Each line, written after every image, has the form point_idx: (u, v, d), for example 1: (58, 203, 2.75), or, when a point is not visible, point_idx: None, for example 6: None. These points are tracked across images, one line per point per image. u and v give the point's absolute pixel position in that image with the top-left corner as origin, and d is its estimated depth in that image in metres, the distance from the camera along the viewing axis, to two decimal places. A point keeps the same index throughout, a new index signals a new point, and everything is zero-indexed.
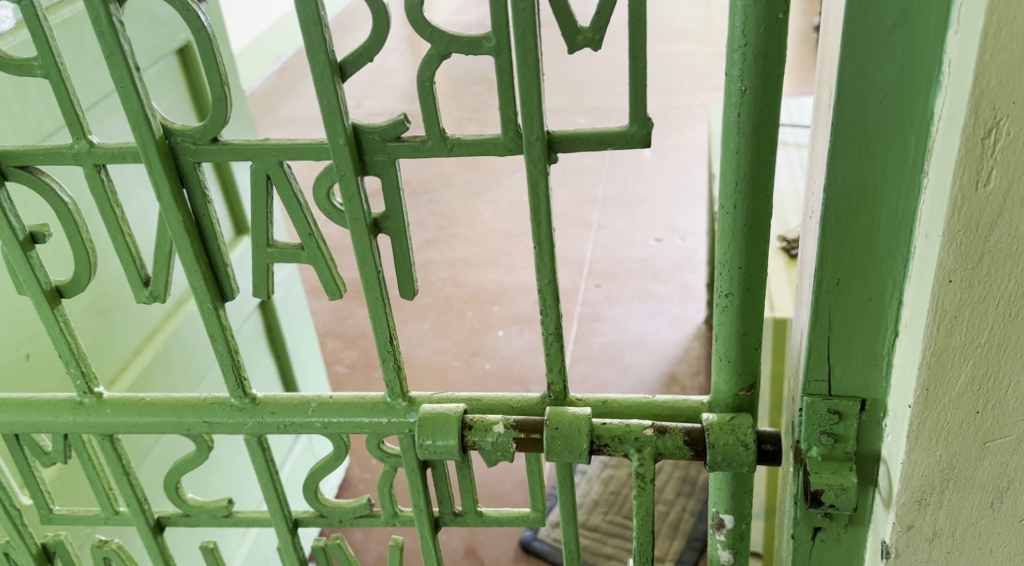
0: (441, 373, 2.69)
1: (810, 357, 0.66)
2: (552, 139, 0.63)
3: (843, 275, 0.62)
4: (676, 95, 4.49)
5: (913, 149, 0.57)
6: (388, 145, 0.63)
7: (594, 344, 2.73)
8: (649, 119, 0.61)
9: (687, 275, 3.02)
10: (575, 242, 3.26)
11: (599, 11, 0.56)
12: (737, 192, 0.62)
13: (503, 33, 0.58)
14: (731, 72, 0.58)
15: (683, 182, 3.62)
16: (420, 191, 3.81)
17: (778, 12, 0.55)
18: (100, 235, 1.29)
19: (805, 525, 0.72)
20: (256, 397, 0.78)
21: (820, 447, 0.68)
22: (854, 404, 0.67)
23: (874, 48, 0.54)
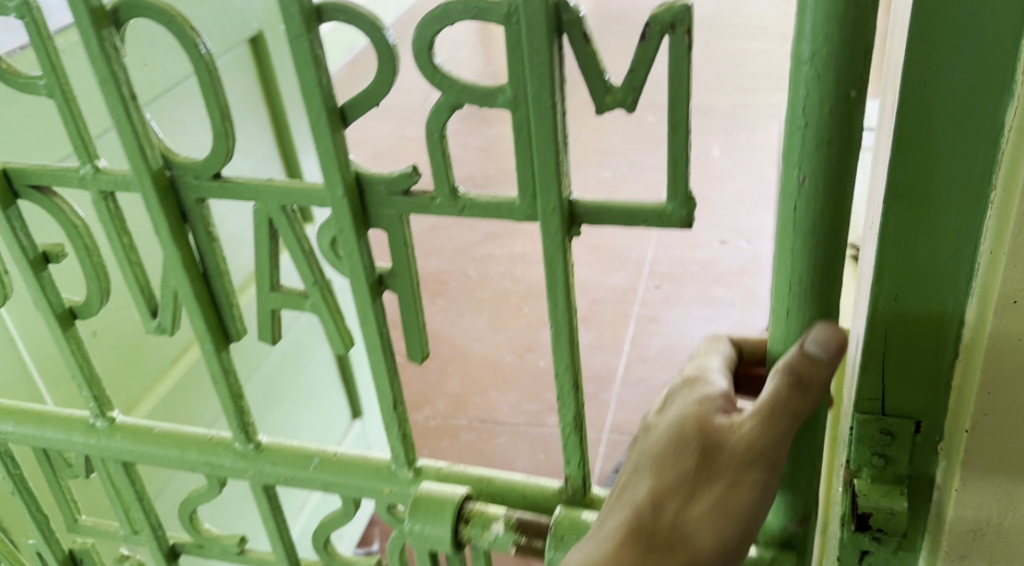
0: (495, 368, 2.71)
1: (863, 376, 0.64)
2: (573, 209, 0.62)
3: (902, 290, 0.59)
4: (749, 94, 4.40)
5: (980, 164, 0.54)
6: (395, 198, 0.65)
7: (651, 346, 2.70)
8: (690, 196, 0.59)
9: (751, 279, 2.96)
10: (637, 242, 3.24)
11: (631, 70, 0.55)
12: (793, 290, 0.60)
13: (518, 86, 0.58)
14: (792, 141, 0.55)
15: (753, 183, 3.55)
16: (483, 184, 3.84)
17: (851, 89, 0.52)
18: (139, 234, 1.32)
19: (852, 548, 0.69)
20: (260, 443, 0.82)
21: (871, 467, 0.66)
22: (907, 426, 0.64)
23: (936, 76, 0.52)
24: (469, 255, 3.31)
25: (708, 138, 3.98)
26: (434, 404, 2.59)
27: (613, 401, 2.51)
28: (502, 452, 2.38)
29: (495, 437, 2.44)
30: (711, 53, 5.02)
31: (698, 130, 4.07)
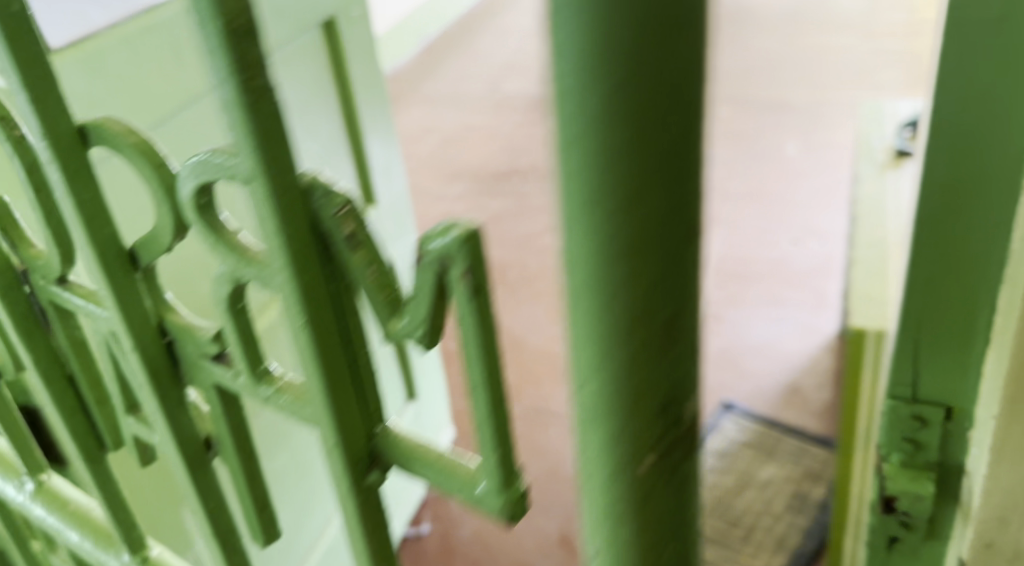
0: (551, 360, 2.68)
1: (896, 363, 0.81)
2: (377, 456, 0.55)
3: (933, 277, 0.75)
4: (828, 92, 4.27)
5: (1006, 161, 0.68)
6: (205, 365, 0.61)
7: (712, 346, 2.63)
8: (514, 479, 0.49)
9: (821, 282, 2.86)
10: (703, 239, 3.17)
11: (415, 300, 0.44)
12: (607, 533, 0.45)
13: (295, 284, 0.47)
14: (578, 313, 0.39)
15: (827, 184, 3.45)
16: (547, 175, 3.81)
17: (626, 265, 0.36)
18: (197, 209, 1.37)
19: (884, 533, 0.89)
20: (149, 555, 0.81)
21: (901, 453, 0.83)
22: (937, 413, 0.80)
23: (967, 128, 0.68)
24: (530, 247, 3.29)
25: (782, 136, 3.88)
26: None
27: None
28: (553, 444, 2.36)
29: (546, 429, 2.41)
30: (791, 49, 4.89)
31: (773, 127, 3.97)
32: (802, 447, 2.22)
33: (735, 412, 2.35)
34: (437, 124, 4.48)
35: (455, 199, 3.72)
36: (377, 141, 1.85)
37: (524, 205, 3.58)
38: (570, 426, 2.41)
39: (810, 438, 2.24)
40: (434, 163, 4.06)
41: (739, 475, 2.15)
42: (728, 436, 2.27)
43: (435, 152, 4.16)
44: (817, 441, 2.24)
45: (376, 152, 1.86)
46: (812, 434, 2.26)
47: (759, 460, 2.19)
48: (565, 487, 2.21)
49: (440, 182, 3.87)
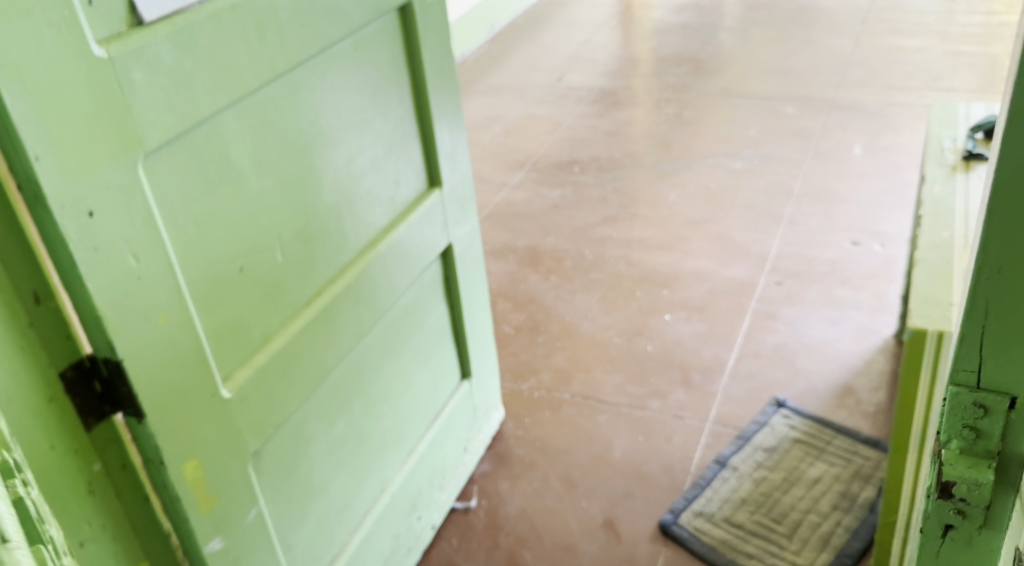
0: (602, 348, 2.71)
1: (961, 356, 0.80)
2: None
3: (1002, 272, 0.74)
4: (899, 93, 4.20)
5: None
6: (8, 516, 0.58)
7: (766, 343, 2.63)
8: None
9: (881, 283, 2.83)
10: (761, 237, 3.16)
11: None
12: None
13: None
14: None
15: (893, 185, 3.40)
16: (607, 167, 3.84)
17: None
18: (286, 182, 1.46)
19: (939, 521, 0.89)
20: None
21: (960, 441, 0.84)
22: (1001, 401, 0.80)
23: None
24: (586, 236, 3.32)
25: (849, 136, 3.83)
26: (539, 376, 2.63)
27: (720, 393, 2.46)
28: (601, 430, 2.39)
29: (595, 415, 2.45)
30: (863, 48, 4.82)
31: (839, 127, 3.93)
32: (853, 447, 2.19)
33: (785, 410, 2.35)
34: (501, 114, 4.54)
35: (514, 186, 3.77)
36: (447, 127, 1.89)
37: (583, 195, 3.62)
38: (619, 413, 2.44)
39: (861, 440, 2.21)
40: (496, 152, 4.13)
41: (786, 472, 2.15)
42: (778, 435, 2.27)
43: (498, 142, 4.22)
44: (868, 442, 2.20)
45: (445, 138, 1.90)
46: (862, 435, 2.23)
47: (807, 458, 2.19)
48: (612, 472, 2.24)
49: (501, 171, 3.93)
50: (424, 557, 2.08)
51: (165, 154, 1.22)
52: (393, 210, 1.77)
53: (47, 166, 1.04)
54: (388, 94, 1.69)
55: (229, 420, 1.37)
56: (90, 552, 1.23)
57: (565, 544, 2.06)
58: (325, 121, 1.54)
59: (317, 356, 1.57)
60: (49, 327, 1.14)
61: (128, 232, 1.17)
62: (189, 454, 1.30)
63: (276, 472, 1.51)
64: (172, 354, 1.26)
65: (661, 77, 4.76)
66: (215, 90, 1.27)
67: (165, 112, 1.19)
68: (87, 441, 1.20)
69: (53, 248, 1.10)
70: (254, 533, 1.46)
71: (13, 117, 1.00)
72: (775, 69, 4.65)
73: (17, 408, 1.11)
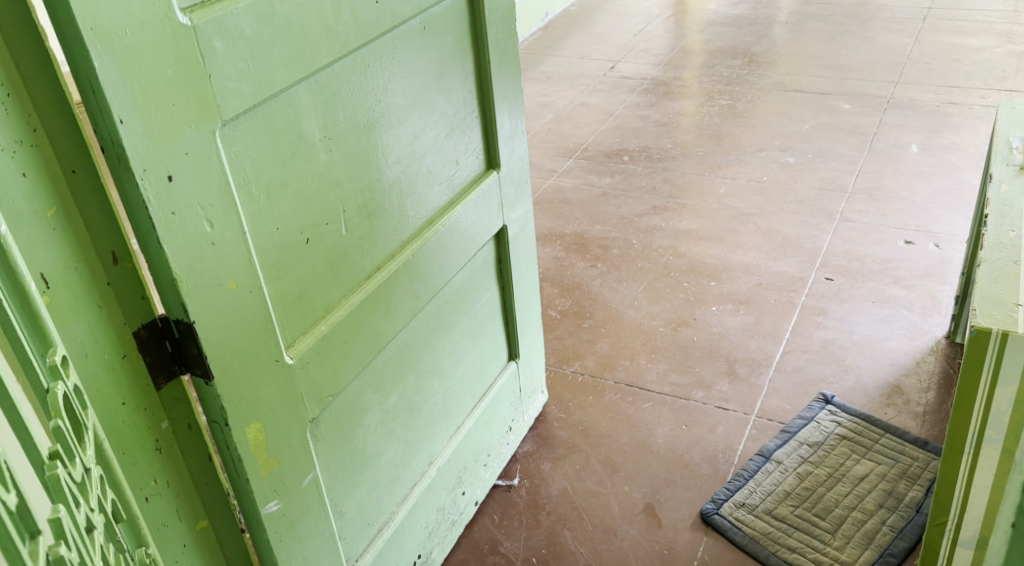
0: (647, 336, 2.71)
1: None
2: None
3: None
4: (959, 92, 4.12)
5: None
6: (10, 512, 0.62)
7: (814, 338, 2.61)
8: None
9: (935, 284, 2.79)
10: (813, 233, 3.13)
11: None
12: None
13: None
14: None
15: (950, 186, 3.34)
16: (657, 157, 3.82)
17: None
18: (354, 156, 1.45)
19: None
20: None
21: None
22: None
23: None
24: (634, 225, 3.32)
25: (906, 134, 3.77)
26: (583, 361, 2.64)
27: (765, 386, 2.46)
28: (644, 417, 2.40)
29: (638, 402, 2.45)
30: (923, 46, 4.73)
31: (896, 124, 3.87)
32: (900, 447, 2.17)
33: (832, 406, 2.33)
34: (552, 101, 4.54)
35: (563, 173, 3.77)
36: (507, 110, 1.88)
37: (632, 184, 3.61)
38: (663, 401, 2.45)
39: (909, 440, 2.19)
40: (546, 139, 4.13)
41: (831, 468, 2.14)
42: (824, 431, 2.25)
43: (548, 129, 4.23)
44: (916, 442, 2.18)
45: (505, 121, 1.89)
46: (910, 435, 2.21)
47: (853, 456, 2.17)
48: (654, 459, 2.25)
49: (550, 158, 3.94)
50: (465, 531, 2.11)
51: (243, 122, 1.20)
52: (450, 190, 1.77)
53: (132, 129, 1.02)
54: (452, 74, 1.68)
55: (292, 386, 1.39)
56: (155, 508, 1.25)
57: (606, 526, 2.07)
58: (392, 98, 1.52)
59: (374, 329, 1.58)
60: (124, 288, 1.13)
61: (204, 197, 1.15)
62: (253, 418, 1.32)
63: (331, 439, 1.54)
64: (241, 320, 1.26)
65: (714, 68, 4.71)
66: (292, 62, 1.25)
67: (246, 82, 1.17)
68: (156, 400, 1.21)
69: (133, 211, 1.08)
70: (309, 497, 1.49)
71: (102, 81, 0.98)
72: (832, 64, 4.59)
73: (92, 365, 1.11)
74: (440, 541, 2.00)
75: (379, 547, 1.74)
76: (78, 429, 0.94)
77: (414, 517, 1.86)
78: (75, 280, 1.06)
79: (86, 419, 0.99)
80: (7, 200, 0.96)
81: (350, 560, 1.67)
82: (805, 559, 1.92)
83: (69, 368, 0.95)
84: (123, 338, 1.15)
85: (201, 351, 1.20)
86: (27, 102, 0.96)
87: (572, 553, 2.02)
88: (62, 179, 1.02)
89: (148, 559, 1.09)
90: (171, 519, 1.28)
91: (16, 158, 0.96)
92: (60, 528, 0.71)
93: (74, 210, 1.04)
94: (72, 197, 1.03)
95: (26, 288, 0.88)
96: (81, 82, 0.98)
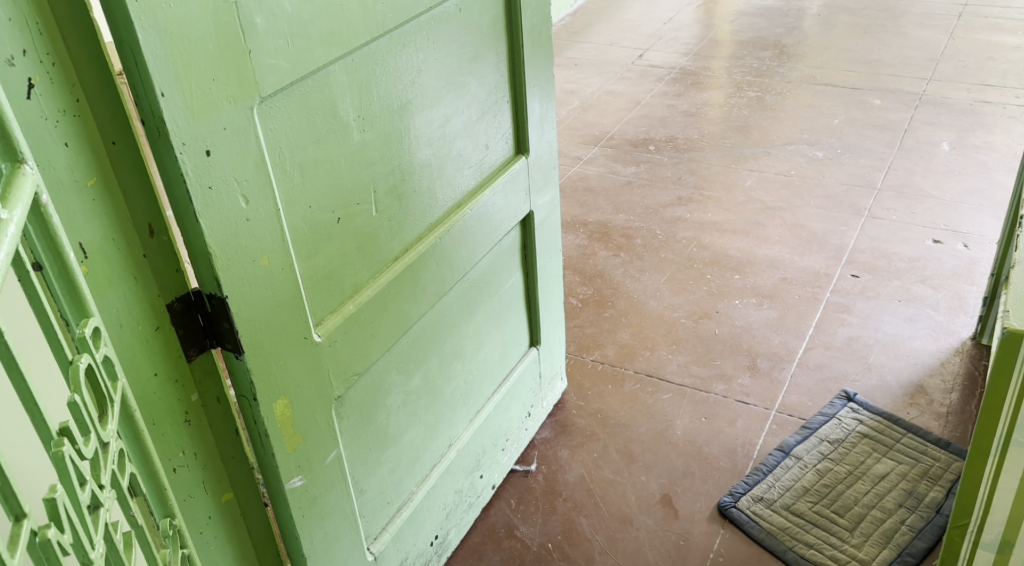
0: (669, 328, 2.70)
1: None
2: None
3: None
4: (993, 90, 4.06)
5: None
6: None
7: (837, 335, 2.59)
8: None
9: (962, 284, 2.76)
10: (840, 229, 3.10)
11: None
12: None
13: None
14: None
15: (981, 185, 3.30)
16: (684, 147, 3.80)
17: None
18: (387, 137, 1.45)
19: None
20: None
21: None
22: None
23: None
24: (659, 215, 3.30)
25: (937, 131, 3.72)
26: (603, 350, 2.63)
27: (787, 381, 2.44)
28: (663, 408, 2.39)
29: (658, 392, 2.45)
30: (958, 43, 4.66)
31: (927, 121, 3.82)
32: (922, 447, 2.16)
33: (854, 404, 2.32)
34: (578, 88, 4.52)
35: (588, 161, 3.76)
36: (538, 95, 1.87)
37: (657, 174, 3.59)
38: (683, 393, 2.44)
39: (931, 440, 2.18)
40: (571, 126, 4.11)
41: (851, 466, 2.13)
42: (845, 428, 2.24)
43: (574, 117, 4.21)
44: (938, 442, 2.16)
45: (536, 106, 1.88)
46: (933, 436, 2.19)
47: (874, 454, 2.16)
48: (672, 450, 2.25)
49: (575, 146, 3.92)
50: (482, 514, 2.12)
51: (280, 99, 1.20)
52: (479, 174, 1.77)
53: (172, 103, 1.03)
54: (485, 57, 1.67)
55: (319, 364, 1.39)
56: (182, 479, 1.26)
57: (622, 515, 2.08)
58: (426, 80, 1.51)
59: (400, 310, 1.58)
60: (158, 260, 1.14)
61: (240, 173, 1.15)
62: (280, 394, 1.33)
63: (355, 418, 1.55)
64: (272, 297, 1.27)
65: (744, 60, 4.67)
66: (330, 42, 1.26)
67: (284, 59, 1.18)
68: (186, 373, 1.23)
69: (170, 185, 1.09)
70: (332, 474, 1.50)
71: (144, 53, 0.98)
72: (864, 59, 4.53)
73: (126, 335, 1.12)
74: (457, 523, 2.01)
75: (398, 526, 1.75)
76: (102, 402, 0.94)
77: (432, 498, 1.87)
78: (112, 250, 1.07)
79: (114, 390, 0.99)
80: (48, 169, 0.97)
81: (369, 538, 1.68)
82: (822, 556, 1.92)
83: (101, 338, 0.96)
84: (156, 310, 1.16)
85: (232, 326, 1.21)
86: (71, 72, 0.96)
87: (588, 540, 2.02)
88: (101, 150, 1.03)
89: (173, 530, 1.09)
90: (196, 491, 1.30)
91: (57, 127, 0.97)
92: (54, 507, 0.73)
93: (113, 182, 1.05)
94: (111, 169, 1.04)
95: (64, 254, 0.89)
96: (123, 54, 0.98)
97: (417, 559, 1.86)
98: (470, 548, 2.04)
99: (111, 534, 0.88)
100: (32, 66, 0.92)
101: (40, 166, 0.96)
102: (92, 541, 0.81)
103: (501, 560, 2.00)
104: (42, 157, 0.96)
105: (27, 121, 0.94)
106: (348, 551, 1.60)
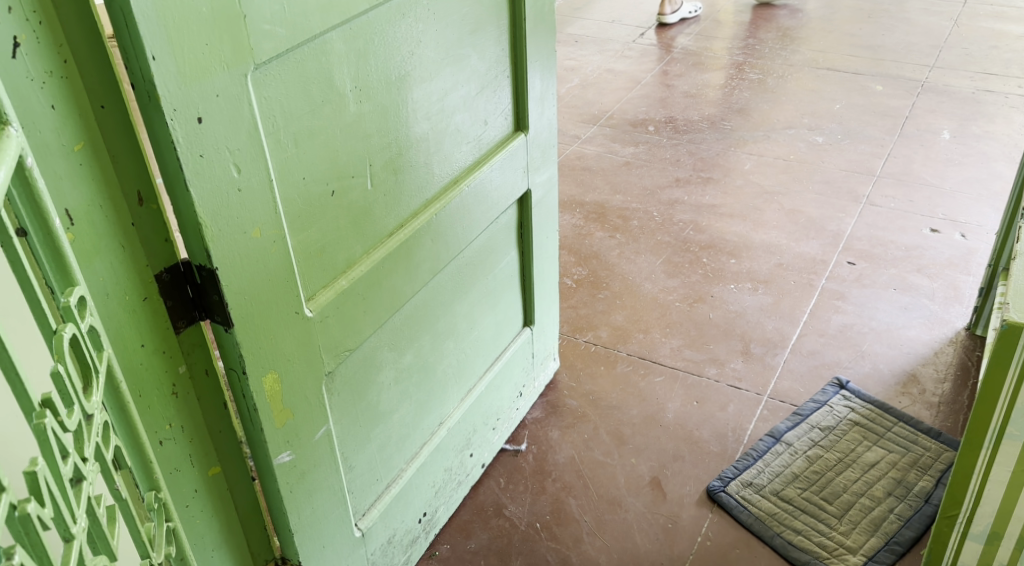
0: (663, 310, 2.69)
1: None
2: None
3: None
4: (996, 78, 4.04)
5: None
6: None
7: (832, 323, 2.58)
8: None
9: (958, 274, 2.75)
10: (838, 215, 3.09)
11: None
12: None
13: None
14: None
15: (981, 175, 3.28)
16: (683, 128, 3.76)
17: None
18: (383, 110, 1.42)
19: None
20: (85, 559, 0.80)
21: None
22: None
23: None
24: (656, 197, 3.27)
25: (938, 119, 3.70)
26: (596, 331, 2.62)
27: (779, 366, 2.44)
28: (654, 391, 2.38)
29: (650, 375, 2.44)
30: (962, 30, 4.62)
31: (928, 109, 3.80)
32: (913, 436, 2.15)
33: (846, 391, 2.31)
34: (578, 66, 4.47)
35: (586, 140, 3.73)
36: (539, 71, 1.84)
37: (655, 155, 3.56)
38: (675, 376, 2.43)
39: (922, 430, 2.17)
40: (571, 104, 4.08)
41: (842, 453, 2.13)
42: (836, 416, 2.23)
43: (574, 94, 4.17)
44: (929, 432, 2.16)
45: (536, 82, 1.85)
46: (924, 425, 2.19)
47: (864, 442, 2.16)
48: (663, 433, 2.24)
49: (574, 124, 3.89)
50: (471, 492, 2.11)
51: (276, 67, 1.17)
52: (477, 150, 1.74)
53: (163, 67, 1.00)
54: (485, 29, 1.63)
55: (310, 339, 1.37)
56: (169, 452, 1.25)
57: (611, 497, 2.07)
58: (424, 51, 1.48)
59: (393, 287, 1.56)
60: (148, 229, 1.11)
61: (232, 141, 1.13)
62: (270, 368, 1.31)
63: (345, 393, 1.53)
64: (262, 269, 1.24)
65: (746, 41, 4.62)
66: (327, 9, 1.22)
67: (281, 25, 1.15)
68: (174, 344, 1.21)
69: (160, 151, 1.06)
70: (321, 449, 1.49)
71: (135, 14, 0.95)
72: (867, 44, 4.49)
73: (113, 305, 1.10)
74: (445, 501, 2.00)
75: (387, 502, 1.74)
76: (86, 372, 0.92)
77: (422, 473, 1.85)
78: (99, 218, 1.05)
79: (100, 361, 0.97)
80: (34, 132, 0.94)
81: (357, 514, 1.67)
82: (810, 542, 1.92)
83: (86, 308, 0.93)
84: (145, 281, 1.14)
85: (221, 298, 1.19)
86: (58, 32, 0.93)
87: (576, 521, 2.02)
88: (90, 114, 1.00)
89: (158, 503, 1.07)
90: (183, 464, 1.28)
91: (44, 89, 0.94)
92: (35, 483, 0.71)
93: (102, 147, 1.02)
94: (100, 132, 1.01)
95: (51, 221, 0.86)
96: (114, 15, 0.95)
97: (405, 536, 1.85)
98: (458, 526, 2.03)
99: (93, 508, 0.85)
100: (18, 24, 0.89)
101: (26, 128, 0.93)
102: (75, 516, 0.79)
103: (489, 538, 1.99)
104: (28, 119, 0.93)
105: (11, 81, 0.91)
106: (336, 526, 1.59)
